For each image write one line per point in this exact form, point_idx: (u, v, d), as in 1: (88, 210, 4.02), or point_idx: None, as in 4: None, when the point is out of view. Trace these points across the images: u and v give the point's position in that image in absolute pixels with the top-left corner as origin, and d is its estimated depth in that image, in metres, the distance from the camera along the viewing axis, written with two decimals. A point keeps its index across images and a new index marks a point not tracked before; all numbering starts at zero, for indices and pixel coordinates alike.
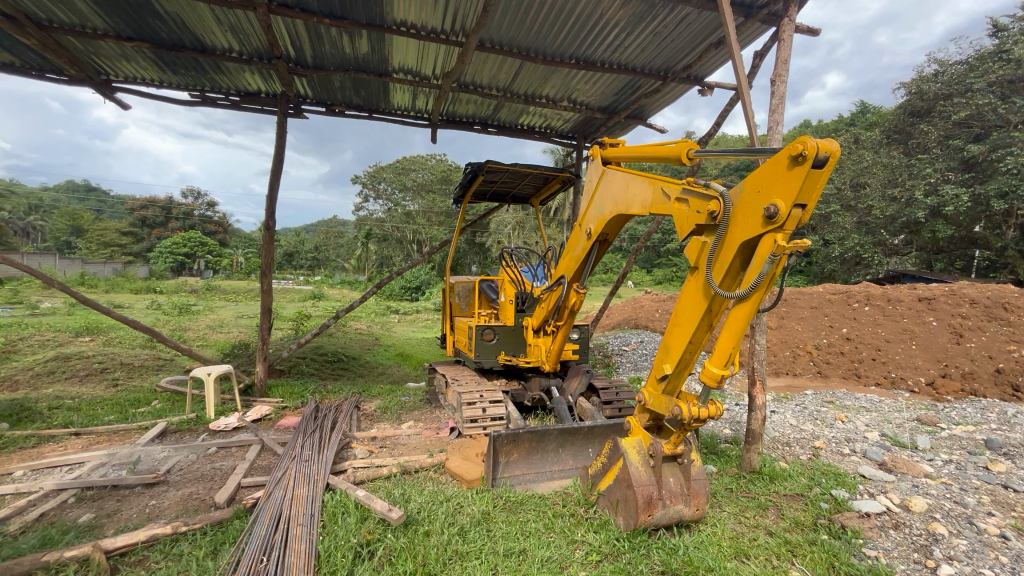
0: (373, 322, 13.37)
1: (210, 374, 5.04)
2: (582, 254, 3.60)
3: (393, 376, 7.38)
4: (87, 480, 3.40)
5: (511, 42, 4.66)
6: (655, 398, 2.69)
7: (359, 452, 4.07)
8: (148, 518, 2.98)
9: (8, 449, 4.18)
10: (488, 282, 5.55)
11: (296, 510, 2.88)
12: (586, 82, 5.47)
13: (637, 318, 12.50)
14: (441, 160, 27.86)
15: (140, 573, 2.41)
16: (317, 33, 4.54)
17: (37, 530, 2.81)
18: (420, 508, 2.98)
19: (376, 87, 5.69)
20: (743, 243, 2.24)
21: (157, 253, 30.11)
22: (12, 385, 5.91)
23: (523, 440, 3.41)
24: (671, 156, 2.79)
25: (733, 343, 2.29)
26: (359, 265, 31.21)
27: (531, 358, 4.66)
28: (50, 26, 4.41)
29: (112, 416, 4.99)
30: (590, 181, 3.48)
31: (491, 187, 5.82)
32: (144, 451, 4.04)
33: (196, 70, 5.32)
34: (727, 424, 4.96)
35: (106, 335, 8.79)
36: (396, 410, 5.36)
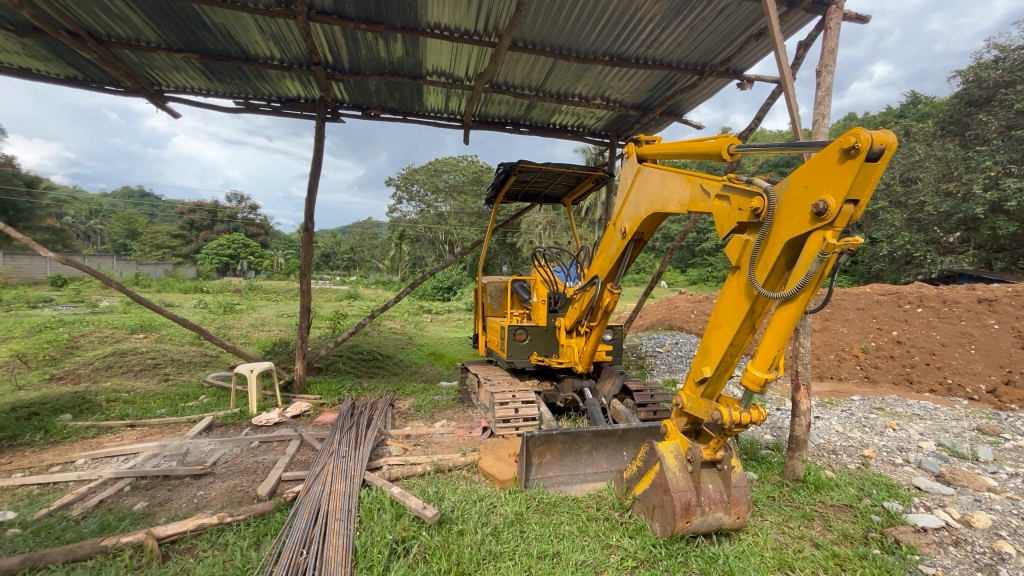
0: (406, 321, 13.59)
1: (253, 371, 5.23)
2: (617, 253, 3.54)
3: (426, 375, 7.48)
4: (141, 470, 3.59)
5: (543, 42, 4.64)
6: (693, 401, 2.61)
7: (394, 449, 4.13)
8: (196, 508, 3.12)
9: (71, 439, 4.46)
10: (521, 282, 5.54)
11: (334, 505, 2.94)
12: (619, 79, 5.38)
13: (672, 318, 12.25)
14: (472, 161, 28.12)
15: (189, 561, 2.51)
16: (354, 39, 4.64)
17: (97, 516, 2.98)
18: (454, 507, 3.00)
19: (410, 90, 5.77)
20: (789, 242, 2.14)
21: (204, 254, 31.63)
22: (74, 379, 6.31)
23: (557, 442, 3.38)
24: (710, 152, 2.69)
25: (778, 346, 2.19)
26: (393, 266, 31.88)
27: (564, 358, 4.63)
28: (108, 40, 4.68)
29: (163, 409, 5.25)
30: (625, 179, 3.41)
31: (523, 186, 5.80)
32: (192, 444, 4.23)
33: (241, 78, 5.53)
34: (768, 429, 4.79)
35: (158, 332, 9.29)
36: (429, 409, 5.43)
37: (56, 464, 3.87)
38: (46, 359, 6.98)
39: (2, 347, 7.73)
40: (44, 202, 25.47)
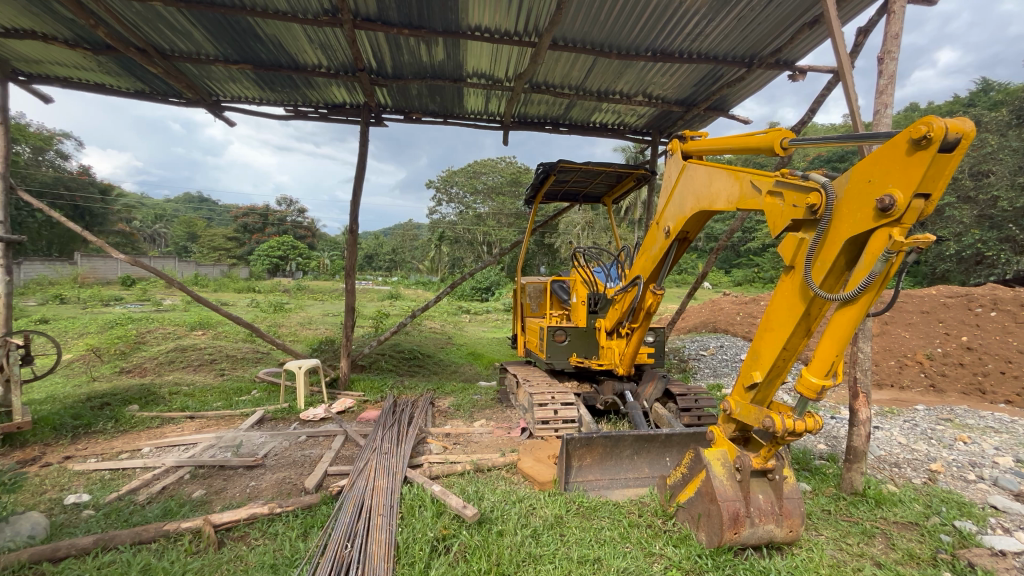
0: (445, 322, 13.79)
1: (301, 367, 5.43)
2: (660, 253, 3.44)
3: (465, 374, 7.55)
4: (199, 460, 3.80)
5: (584, 39, 4.58)
6: (742, 407, 2.50)
7: (434, 447, 4.19)
8: (248, 497, 3.27)
9: (137, 428, 4.78)
10: (560, 283, 5.49)
11: (376, 500, 3.01)
12: (662, 75, 5.25)
13: (716, 321, 11.85)
14: (511, 162, 28.25)
15: (242, 549, 2.63)
16: (396, 44, 4.74)
17: (160, 501, 3.18)
18: (494, 507, 3.00)
19: (451, 93, 5.84)
20: (849, 240, 2.02)
21: (256, 256, 33.27)
22: (141, 372, 6.78)
23: (597, 445, 3.32)
24: (761, 147, 2.56)
25: (837, 350, 2.06)
26: (432, 267, 32.45)
27: (604, 360, 4.55)
28: (172, 55, 4.99)
29: (219, 402, 5.55)
30: (669, 177, 3.32)
31: (563, 186, 5.75)
32: (245, 436, 4.44)
33: (290, 87, 5.77)
34: (823, 439, 4.53)
35: (215, 329, 9.84)
36: (468, 408, 5.47)
37: (125, 452, 4.15)
38: (117, 353, 7.53)
39: (80, 341, 8.40)
40: (116, 208, 27.52)
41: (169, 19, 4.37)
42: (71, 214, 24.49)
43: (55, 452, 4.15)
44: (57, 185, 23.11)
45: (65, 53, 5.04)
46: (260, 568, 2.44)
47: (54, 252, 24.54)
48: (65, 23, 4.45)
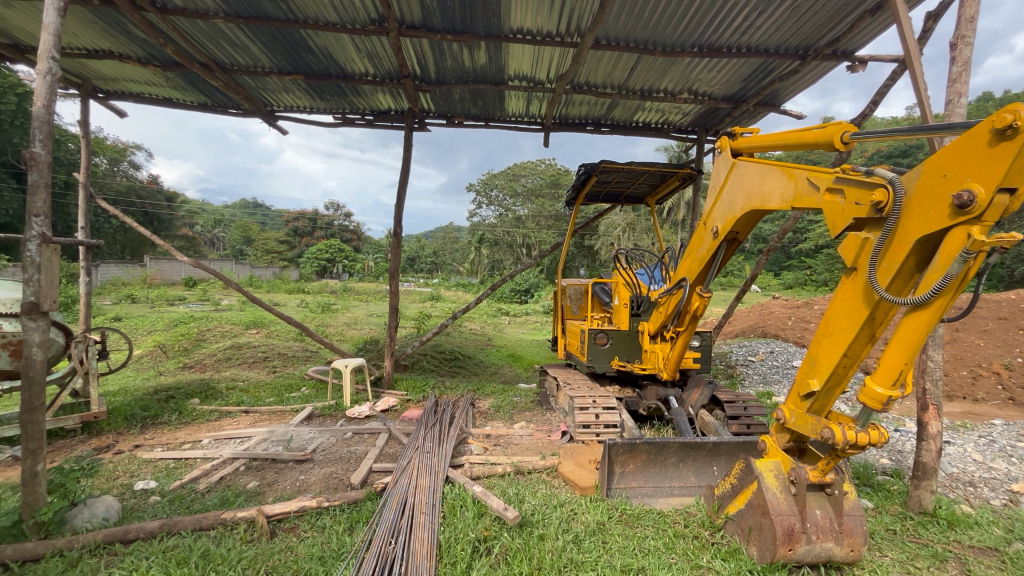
0: (485, 324, 13.89)
1: (348, 366, 5.61)
2: (707, 254, 3.33)
3: (506, 376, 7.58)
4: (253, 453, 4.00)
5: (628, 37, 4.50)
6: (798, 417, 2.36)
7: (475, 448, 4.22)
8: (298, 490, 3.40)
9: (198, 420, 5.08)
10: (602, 285, 5.40)
11: (418, 499, 3.05)
12: (709, 71, 5.08)
13: (765, 326, 11.36)
14: (551, 164, 28.19)
15: (293, 540, 2.74)
16: (440, 50, 4.82)
17: (218, 491, 3.36)
18: (534, 510, 2.98)
19: (493, 96, 5.89)
20: (921, 239, 1.87)
21: (306, 258, 34.75)
22: (201, 368, 7.21)
23: (641, 452, 3.24)
24: (818, 142, 2.41)
25: (905, 358, 1.91)
26: (472, 269, 32.81)
27: (647, 365, 4.44)
28: (232, 69, 5.29)
29: (271, 398, 5.82)
30: (717, 176, 3.21)
31: (604, 187, 5.66)
32: (295, 432, 4.62)
33: (339, 95, 5.99)
34: (886, 453, 4.23)
35: (268, 328, 10.33)
36: (508, 410, 5.47)
37: (187, 442, 4.42)
38: (181, 350, 8.05)
39: (149, 338, 9.04)
40: (180, 213, 29.48)
41: (229, 35, 4.63)
42: (141, 220, 26.44)
43: (126, 440, 4.48)
44: (130, 193, 25.01)
45: (138, 70, 5.44)
46: (308, 560, 2.52)
47: (127, 255, 26.55)
48: (138, 42, 4.80)
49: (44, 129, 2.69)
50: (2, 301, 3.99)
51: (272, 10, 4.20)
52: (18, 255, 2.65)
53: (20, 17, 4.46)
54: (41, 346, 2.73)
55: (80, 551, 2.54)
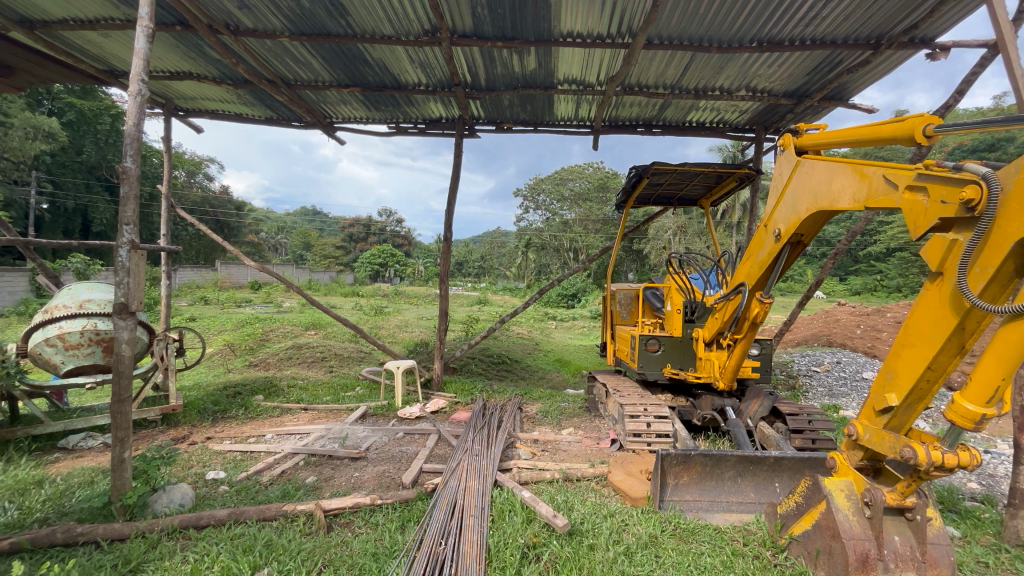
0: (532, 328, 13.87)
1: (399, 368, 5.76)
2: (768, 258, 3.16)
3: (553, 381, 7.53)
4: (311, 449, 4.19)
5: (681, 35, 4.36)
6: (873, 433, 2.18)
7: (523, 452, 4.20)
8: (353, 487, 3.52)
9: (263, 415, 5.38)
10: (653, 290, 5.25)
11: (468, 501, 3.08)
12: (769, 66, 4.84)
13: (830, 334, 10.67)
14: (599, 167, 27.84)
15: (348, 535, 2.83)
16: (490, 57, 4.88)
17: (280, 484, 3.54)
18: (584, 519, 2.93)
19: (542, 101, 5.90)
20: (1022, 241, 1.68)
21: (360, 263, 36.20)
22: (265, 366, 7.65)
23: (696, 464, 3.11)
24: (897, 136, 2.22)
25: (1003, 374, 1.72)
26: (519, 273, 32.97)
27: (701, 373, 4.25)
28: (295, 84, 5.60)
29: (328, 397, 6.08)
30: (780, 176, 3.04)
31: (656, 190, 5.52)
32: (350, 430, 4.80)
33: (393, 105, 6.20)
34: (975, 477, 3.83)
35: (326, 329, 10.84)
36: (556, 415, 5.42)
37: (252, 436, 4.69)
38: (247, 349, 8.58)
39: (219, 337, 9.71)
40: (247, 221, 31.55)
41: (293, 52, 4.91)
42: (214, 227, 28.50)
43: (199, 432, 4.81)
44: (204, 204, 27.05)
45: (214, 89, 5.87)
46: (363, 556, 2.59)
47: (201, 260, 28.71)
48: (214, 63, 5.18)
49: (134, 145, 2.95)
50: (97, 302, 4.38)
51: (333, 26, 4.41)
52: (112, 260, 2.91)
53: (115, 46, 4.93)
54: (129, 343, 2.98)
55: (159, 534, 2.74)
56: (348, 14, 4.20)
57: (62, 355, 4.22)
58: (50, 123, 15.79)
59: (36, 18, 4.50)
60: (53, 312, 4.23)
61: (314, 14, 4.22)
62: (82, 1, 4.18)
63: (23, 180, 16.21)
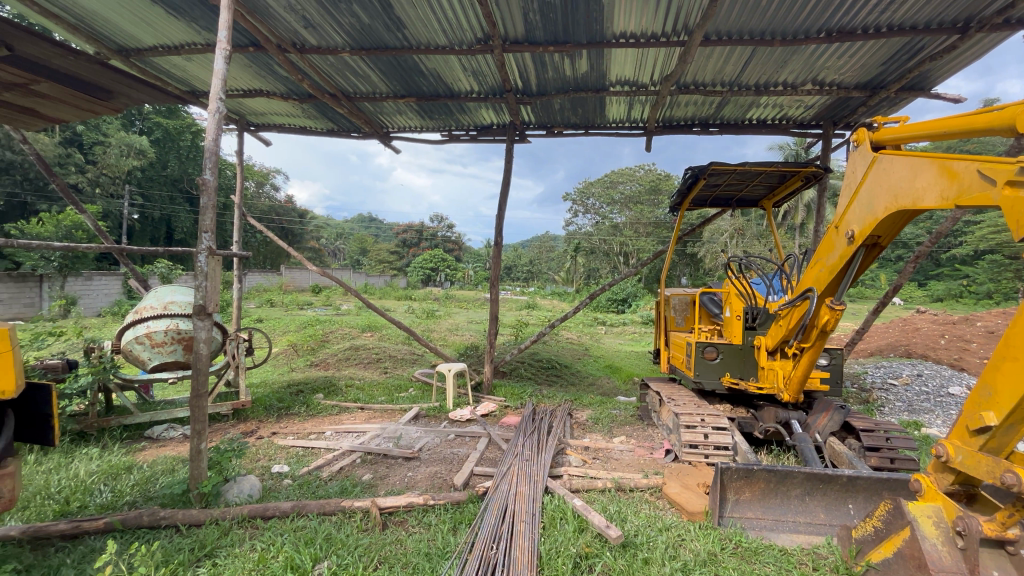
0: (582, 333, 13.73)
1: (451, 370, 5.84)
2: (840, 262, 2.95)
3: (604, 387, 7.40)
4: (367, 447, 4.34)
5: (741, 30, 4.18)
6: (967, 455, 1.97)
7: (574, 459, 4.14)
8: (406, 486, 3.61)
9: (323, 413, 5.64)
10: (710, 295, 5.03)
11: (519, 506, 3.07)
12: (839, 57, 4.55)
13: (909, 345, 9.82)
14: (650, 169, 27.21)
15: (402, 533, 2.89)
16: (542, 62, 4.89)
17: (338, 480, 3.69)
18: (638, 531, 2.85)
19: (593, 104, 5.84)
20: None
21: (413, 268, 37.30)
22: (325, 365, 8.03)
23: (759, 479, 2.95)
24: (994, 127, 1.98)
25: None
26: (568, 278, 32.71)
27: (764, 384, 4.01)
28: (355, 97, 5.86)
29: (383, 397, 6.29)
30: (853, 174, 2.84)
31: (713, 191, 5.31)
32: (404, 430, 4.93)
33: (447, 113, 6.35)
34: None
35: (381, 331, 11.24)
36: (607, 423, 5.30)
37: (313, 433, 4.92)
38: (309, 349, 9.04)
39: (284, 338, 10.31)
40: (309, 228, 33.36)
41: (353, 66, 5.14)
42: (279, 234, 30.38)
43: (266, 427, 5.11)
44: (270, 212, 28.87)
45: (282, 105, 6.26)
46: (416, 555, 2.64)
47: (268, 265, 30.64)
48: (282, 80, 5.52)
49: (212, 158, 3.19)
50: (179, 304, 4.75)
51: (390, 40, 4.59)
52: (193, 265, 3.16)
53: (197, 68, 5.38)
54: (206, 342, 3.20)
55: (230, 522, 2.92)
56: (404, 26, 4.36)
57: (150, 351, 4.62)
58: (138, 141, 17.45)
59: (131, 46, 4.98)
60: (143, 312, 4.65)
61: (373, 29, 4.41)
62: (170, 29, 4.59)
63: (118, 194, 18.00)
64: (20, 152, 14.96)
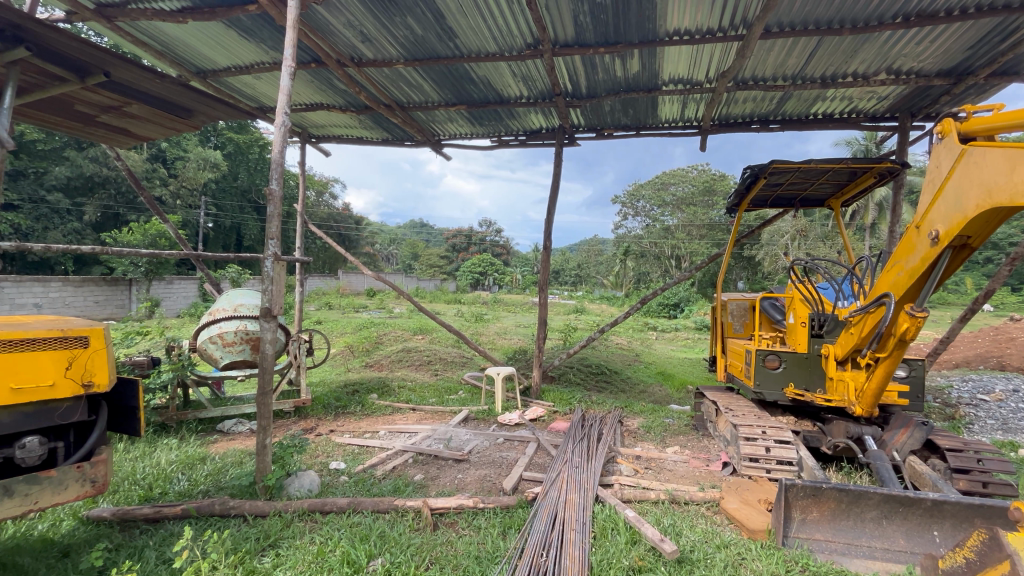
0: (632, 338, 13.44)
1: (499, 374, 5.86)
2: (922, 264, 2.71)
3: (656, 395, 7.17)
4: (419, 447, 4.44)
5: (806, 20, 3.95)
6: None
7: (625, 469, 4.04)
8: (456, 488, 3.66)
9: (376, 412, 5.83)
10: (772, 301, 4.78)
11: (569, 514, 3.03)
12: (918, 44, 4.20)
13: (1002, 356, 8.88)
14: (704, 170, 26.40)
15: (452, 535, 2.93)
16: (592, 64, 4.84)
17: (391, 479, 3.78)
18: (694, 546, 2.73)
19: (645, 104, 5.72)
20: None
21: (462, 272, 38.00)
22: (379, 366, 8.32)
23: (829, 498, 2.75)
24: None
25: None
26: (617, 281, 32.17)
27: (833, 396, 3.74)
28: (408, 107, 6.05)
29: (434, 398, 6.42)
30: (938, 169, 2.62)
31: (774, 190, 5.03)
32: (454, 432, 5.00)
33: (497, 119, 6.42)
34: None
35: (432, 334, 11.50)
36: (660, 432, 5.13)
37: (368, 432, 5.09)
38: (364, 351, 9.39)
39: (341, 339, 10.78)
40: (364, 234, 34.83)
41: (407, 77, 5.31)
42: (337, 240, 31.88)
43: (324, 424, 5.35)
44: (330, 220, 30.38)
45: (340, 117, 6.56)
46: (467, 558, 2.66)
47: (327, 270, 32.19)
48: (341, 93, 5.78)
49: (278, 170, 3.38)
50: (248, 306, 5.07)
51: (442, 50, 4.70)
52: (260, 270, 3.36)
53: (265, 86, 5.74)
54: (271, 342, 3.40)
55: (292, 515, 3.07)
56: (456, 36, 4.45)
57: (221, 350, 4.96)
58: (213, 155, 18.89)
59: (208, 68, 5.39)
60: (216, 313, 5.00)
61: (426, 40, 4.53)
62: (242, 50, 4.92)
63: (195, 204, 19.54)
64: (115, 168, 16.60)
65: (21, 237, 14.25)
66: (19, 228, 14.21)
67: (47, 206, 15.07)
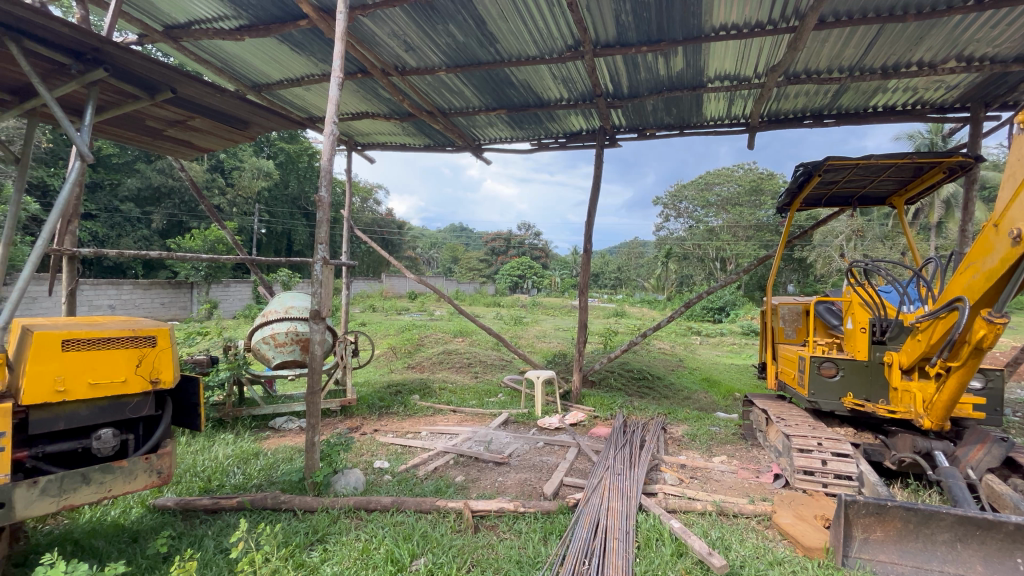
0: (676, 343, 13.08)
1: (539, 378, 5.83)
2: (1001, 266, 2.49)
3: (701, 402, 6.93)
4: (460, 449, 4.48)
5: (864, 8, 3.73)
6: None
7: (669, 477, 3.92)
8: (497, 491, 3.66)
9: (418, 413, 5.93)
10: (827, 305, 4.52)
11: (612, 522, 2.97)
12: (993, 28, 3.88)
13: None
14: (750, 169, 25.50)
15: (493, 538, 2.93)
16: (634, 63, 4.76)
17: (433, 479, 3.84)
18: (744, 562, 2.61)
19: (690, 102, 5.57)
20: None
21: (501, 275, 38.28)
22: (421, 368, 8.48)
23: (894, 517, 2.57)
24: None
25: None
26: (659, 285, 31.46)
27: (897, 407, 3.49)
28: (449, 113, 6.14)
29: (474, 400, 6.46)
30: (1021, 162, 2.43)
31: (830, 188, 4.77)
32: (494, 434, 5.01)
33: (536, 122, 6.43)
34: None
35: (471, 337, 11.61)
36: (706, 440, 4.95)
37: (410, 432, 5.18)
38: (406, 352, 9.59)
39: (384, 341, 11.07)
40: (407, 238, 35.72)
41: (449, 83, 5.40)
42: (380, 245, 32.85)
43: (368, 423, 5.50)
44: (373, 225, 31.36)
45: (384, 124, 6.75)
46: (508, 562, 2.65)
47: (370, 274, 33.20)
48: (385, 101, 5.94)
49: (326, 177, 3.51)
50: (298, 308, 5.29)
51: (483, 55, 4.74)
52: (310, 273, 3.48)
53: (314, 97, 5.99)
54: (320, 343, 3.53)
55: (339, 511, 3.15)
56: (497, 41, 4.49)
57: (274, 351, 5.18)
58: (267, 165, 19.90)
59: (262, 82, 5.67)
60: (269, 315, 5.24)
61: (467, 46, 4.59)
62: (293, 63, 5.14)
63: (250, 212, 20.65)
64: (179, 178, 17.80)
65: (98, 244, 15.56)
66: (96, 236, 15.54)
67: (120, 215, 16.36)
